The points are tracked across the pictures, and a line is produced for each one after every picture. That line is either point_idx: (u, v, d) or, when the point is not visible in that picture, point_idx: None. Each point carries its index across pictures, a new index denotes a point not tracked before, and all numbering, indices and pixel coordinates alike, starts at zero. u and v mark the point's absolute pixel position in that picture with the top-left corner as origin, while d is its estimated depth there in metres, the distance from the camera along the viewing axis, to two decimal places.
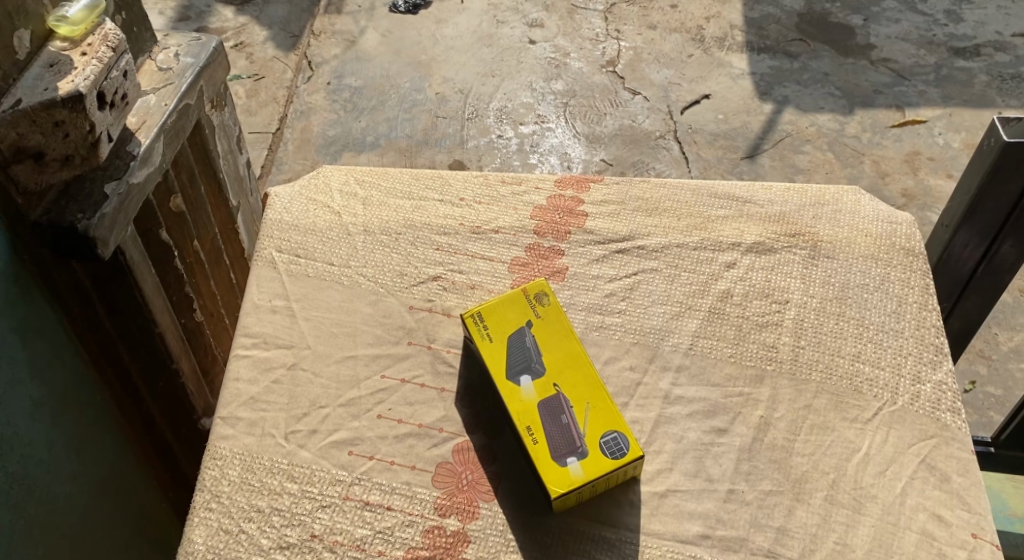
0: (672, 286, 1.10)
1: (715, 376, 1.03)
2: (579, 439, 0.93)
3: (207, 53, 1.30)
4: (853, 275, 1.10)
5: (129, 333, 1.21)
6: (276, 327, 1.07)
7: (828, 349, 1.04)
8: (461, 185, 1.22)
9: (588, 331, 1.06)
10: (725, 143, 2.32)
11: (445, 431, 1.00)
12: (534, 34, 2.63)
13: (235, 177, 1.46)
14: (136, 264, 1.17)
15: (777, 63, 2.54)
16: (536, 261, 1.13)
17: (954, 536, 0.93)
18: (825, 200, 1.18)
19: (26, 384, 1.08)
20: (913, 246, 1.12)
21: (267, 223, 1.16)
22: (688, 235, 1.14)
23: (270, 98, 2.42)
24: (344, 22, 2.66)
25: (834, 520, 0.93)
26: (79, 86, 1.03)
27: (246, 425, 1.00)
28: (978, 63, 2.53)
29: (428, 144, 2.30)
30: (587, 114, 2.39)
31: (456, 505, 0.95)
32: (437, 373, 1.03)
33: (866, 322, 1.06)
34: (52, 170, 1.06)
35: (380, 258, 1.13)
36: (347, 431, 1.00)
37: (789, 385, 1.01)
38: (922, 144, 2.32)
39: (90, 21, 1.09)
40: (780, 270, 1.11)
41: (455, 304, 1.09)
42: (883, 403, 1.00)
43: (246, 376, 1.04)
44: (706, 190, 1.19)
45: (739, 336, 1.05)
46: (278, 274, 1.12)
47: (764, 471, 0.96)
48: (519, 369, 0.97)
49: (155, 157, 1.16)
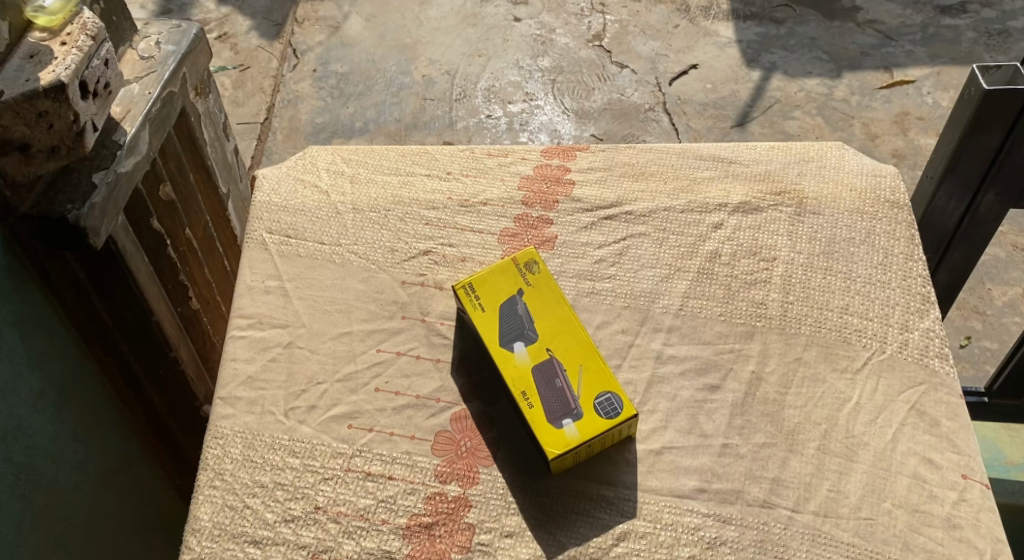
0: (661, 249, 1.11)
1: (706, 334, 1.04)
2: (573, 401, 0.94)
3: (188, 40, 1.30)
4: (839, 229, 1.11)
5: (126, 322, 1.22)
6: (271, 307, 1.08)
7: (816, 303, 1.05)
8: (448, 160, 1.23)
9: (580, 297, 1.07)
10: (715, 112, 2.32)
11: (442, 401, 1.01)
12: (519, 12, 2.62)
13: (224, 164, 1.47)
14: (129, 253, 1.18)
15: (764, 29, 2.54)
16: (525, 231, 1.14)
17: (944, 479, 0.95)
18: (810, 157, 1.19)
19: (27, 375, 1.10)
20: (897, 199, 1.14)
21: (256, 205, 1.17)
22: (675, 198, 1.15)
23: (256, 88, 2.42)
24: (327, 8, 2.66)
25: (827, 469, 0.95)
26: (61, 76, 1.03)
27: (245, 404, 1.02)
28: (965, 20, 2.53)
29: (418, 127, 2.30)
30: (575, 89, 2.39)
31: (456, 472, 0.97)
32: (432, 344, 1.05)
33: (853, 275, 1.07)
34: (39, 161, 1.07)
35: (370, 236, 1.14)
36: (345, 405, 1.01)
37: (779, 340, 1.03)
38: (911, 104, 2.32)
39: (68, 11, 1.10)
40: (767, 228, 1.12)
41: (447, 277, 1.10)
42: (871, 353, 1.02)
43: (243, 355, 1.05)
44: (691, 153, 1.21)
45: (729, 295, 1.07)
46: (269, 255, 1.13)
47: (757, 424, 0.98)
48: (513, 336, 0.99)
49: (141, 146, 1.18)
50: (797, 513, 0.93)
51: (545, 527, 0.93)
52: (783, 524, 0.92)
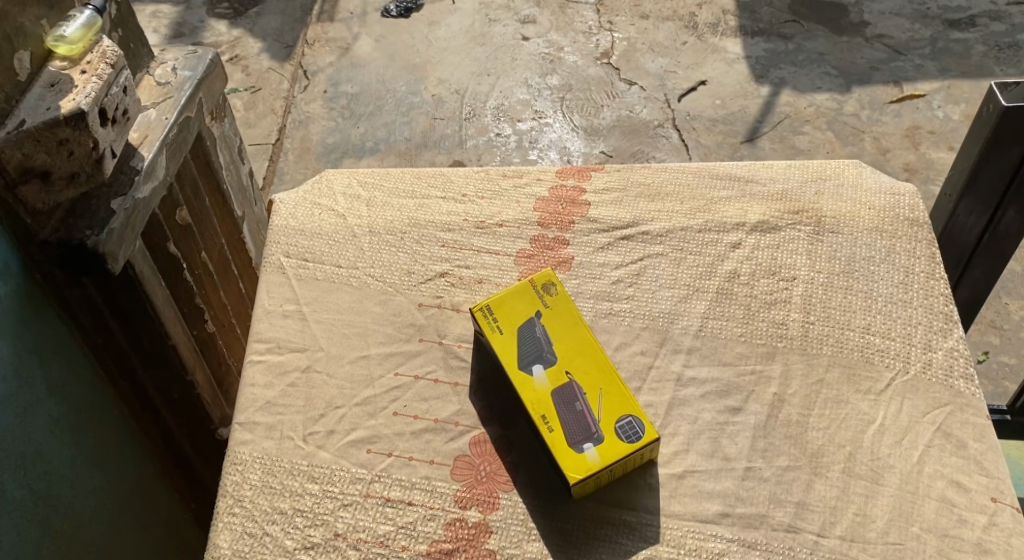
0: (679, 269, 1.10)
1: (726, 356, 1.03)
2: (594, 425, 0.93)
3: (204, 65, 1.31)
4: (859, 248, 1.10)
5: (143, 346, 1.22)
6: (289, 332, 1.08)
7: (838, 323, 1.04)
8: (463, 181, 1.22)
9: (598, 318, 1.07)
10: (724, 128, 2.32)
11: (461, 424, 1.00)
12: (527, 30, 2.63)
13: (239, 187, 1.47)
14: (145, 277, 1.18)
15: (772, 45, 2.54)
16: (541, 252, 1.13)
17: (973, 502, 0.93)
18: (827, 176, 1.18)
19: (46, 402, 1.09)
20: (917, 217, 1.12)
21: (273, 229, 1.17)
22: (692, 218, 1.14)
23: (268, 109, 2.42)
24: (337, 29, 2.67)
25: (853, 492, 0.93)
26: (81, 104, 1.05)
27: (263, 429, 1.01)
28: (974, 34, 2.53)
29: (428, 146, 2.30)
30: (584, 106, 2.39)
31: (476, 497, 0.96)
32: (450, 367, 1.04)
33: (874, 294, 1.06)
34: (58, 189, 1.08)
35: (386, 258, 1.13)
36: (364, 430, 1.00)
37: (801, 361, 1.02)
38: (922, 118, 2.31)
39: (88, 39, 1.12)
40: (785, 247, 1.11)
41: (464, 299, 1.10)
42: (895, 374, 1.00)
43: (261, 380, 1.05)
44: (707, 172, 1.20)
45: (749, 315, 1.06)
46: (287, 279, 1.12)
47: (780, 447, 0.96)
48: (531, 359, 0.98)
49: (159, 171, 1.18)
50: (823, 538, 0.91)
51: (566, 553, 0.92)
52: (809, 549, 0.91)
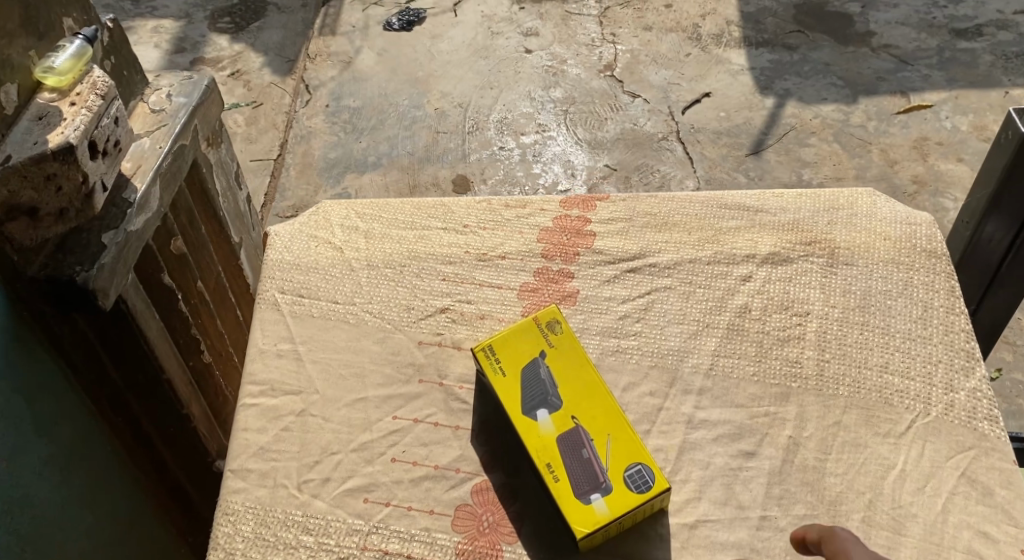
0: (688, 304, 1.06)
1: (739, 397, 0.99)
2: (602, 474, 0.89)
3: (199, 91, 1.27)
4: (874, 281, 1.06)
5: (137, 382, 1.18)
6: (284, 373, 1.04)
7: (854, 361, 1.00)
8: (464, 212, 1.18)
9: (604, 357, 1.03)
10: (729, 141, 2.28)
11: (462, 471, 0.96)
12: (529, 43, 2.60)
13: (236, 214, 1.44)
14: (139, 312, 1.14)
15: (777, 56, 2.50)
16: (545, 286, 1.09)
17: (1002, 554, 0.88)
18: (840, 205, 1.14)
19: (36, 443, 1.06)
20: (935, 248, 1.08)
21: (268, 263, 1.13)
22: (701, 249, 1.10)
23: (269, 124, 2.39)
24: (338, 43, 2.64)
25: (873, 543, 0.89)
26: (70, 137, 1.01)
27: (257, 476, 0.97)
28: (981, 43, 2.49)
29: (431, 160, 2.27)
30: (588, 119, 2.35)
31: (478, 550, 0.92)
32: (450, 410, 1.00)
33: (891, 330, 1.02)
34: (47, 225, 1.05)
35: (385, 293, 1.10)
36: (361, 477, 0.97)
37: (817, 402, 0.97)
38: (930, 129, 2.27)
39: (78, 69, 1.08)
40: (798, 281, 1.07)
41: (465, 336, 1.06)
42: (915, 416, 0.96)
43: (254, 425, 1.01)
44: (716, 201, 1.16)
45: (761, 353, 1.01)
46: (282, 316, 1.08)
47: (796, 495, 0.92)
48: (535, 403, 0.94)
49: (152, 202, 1.15)
50: None
51: None
52: None
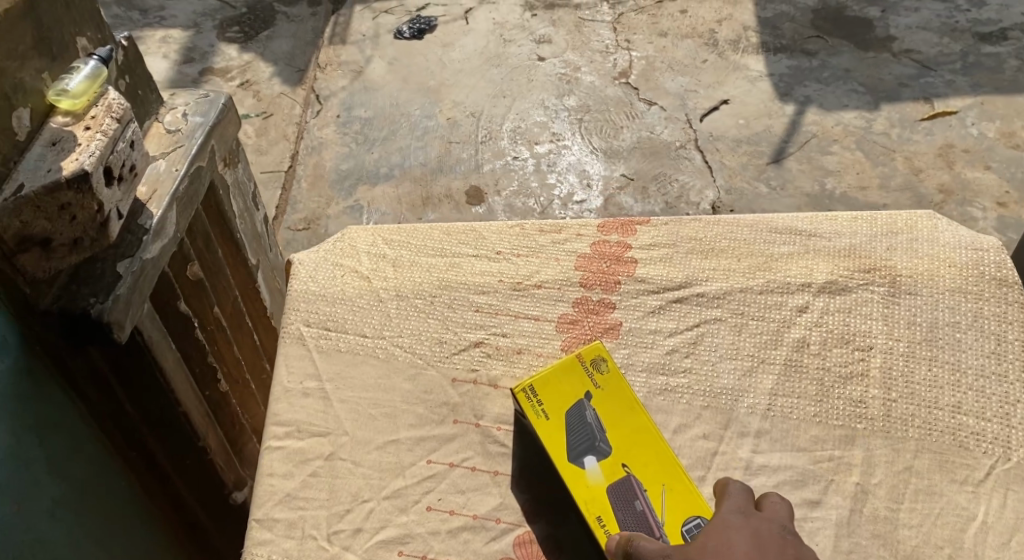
0: (741, 337, 0.99)
1: (800, 440, 0.92)
2: (659, 528, 0.83)
3: (216, 110, 1.21)
4: (940, 312, 0.98)
5: (154, 416, 1.12)
6: (310, 413, 0.97)
7: (924, 401, 0.93)
8: (496, 237, 1.12)
9: (652, 396, 0.96)
10: (749, 148, 2.20)
11: (503, 521, 0.90)
12: (542, 50, 2.54)
13: (254, 236, 1.37)
14: (155, 343, 1.08)
15: (796, 62, 2.42)
16: (585, 317, 1.03)
17: None
18: (898, 229, 1.07)
19: (47, 483, 1.00)
20: (1005, 276, 1.00)
21: (292, 294, 1.06)
22: (753, 278, 1.03)
23: (280, 136, 2.33)
24: (349, 52, 2.58)
25: None
26: (85, 164, 0.95)
27: (284, 527, 0.91)
28: (1006, 47, 2.41)
29: (444, 171, 2.20)
30: (603, 128, 2.28)
31: None
32: (489, 454, 0.94)
33: (961, 366, 0.95)
34: (60, 255, 0.99)
35: (415, 325, 1.03)
36: (395, 527, 0.90)
37: (885, 446, 0.91)
38: (955, 136, 2.17)
39: (92, 92, 1.01)
40: (858, 311, 0.99)
41: (502, 373, 0.99)
42: (994, 461, 0.90)
43: (279, 470, 0.94)
44: (765, 225, 1.09)
45: (822, 392, 0.95)
46: (307, 351, 1.02)
47: (868, 548, 0.86)
48: (582, 450, 0.87)
49: (168, 228, 1.08)
50: None
51: None
52: None
